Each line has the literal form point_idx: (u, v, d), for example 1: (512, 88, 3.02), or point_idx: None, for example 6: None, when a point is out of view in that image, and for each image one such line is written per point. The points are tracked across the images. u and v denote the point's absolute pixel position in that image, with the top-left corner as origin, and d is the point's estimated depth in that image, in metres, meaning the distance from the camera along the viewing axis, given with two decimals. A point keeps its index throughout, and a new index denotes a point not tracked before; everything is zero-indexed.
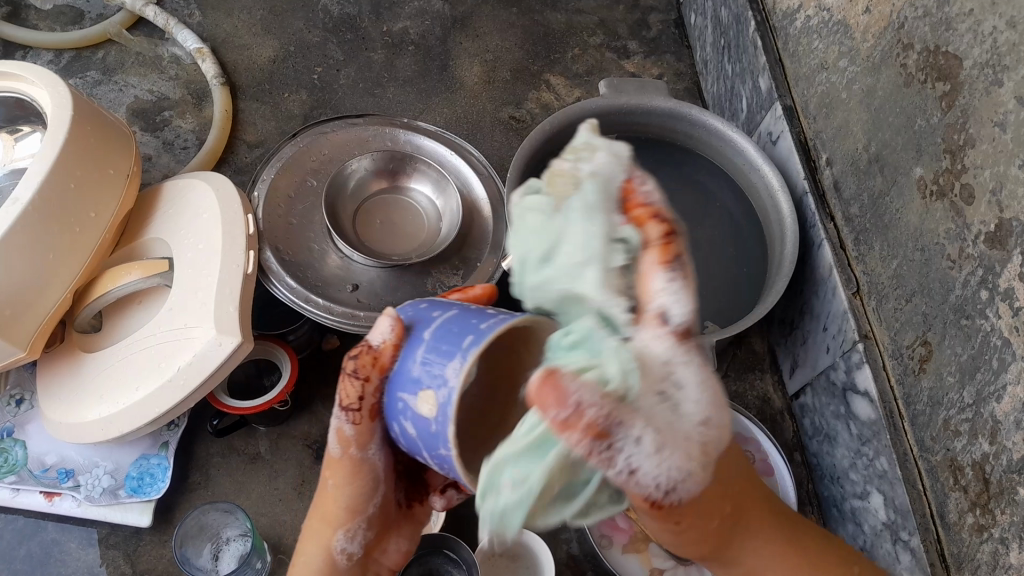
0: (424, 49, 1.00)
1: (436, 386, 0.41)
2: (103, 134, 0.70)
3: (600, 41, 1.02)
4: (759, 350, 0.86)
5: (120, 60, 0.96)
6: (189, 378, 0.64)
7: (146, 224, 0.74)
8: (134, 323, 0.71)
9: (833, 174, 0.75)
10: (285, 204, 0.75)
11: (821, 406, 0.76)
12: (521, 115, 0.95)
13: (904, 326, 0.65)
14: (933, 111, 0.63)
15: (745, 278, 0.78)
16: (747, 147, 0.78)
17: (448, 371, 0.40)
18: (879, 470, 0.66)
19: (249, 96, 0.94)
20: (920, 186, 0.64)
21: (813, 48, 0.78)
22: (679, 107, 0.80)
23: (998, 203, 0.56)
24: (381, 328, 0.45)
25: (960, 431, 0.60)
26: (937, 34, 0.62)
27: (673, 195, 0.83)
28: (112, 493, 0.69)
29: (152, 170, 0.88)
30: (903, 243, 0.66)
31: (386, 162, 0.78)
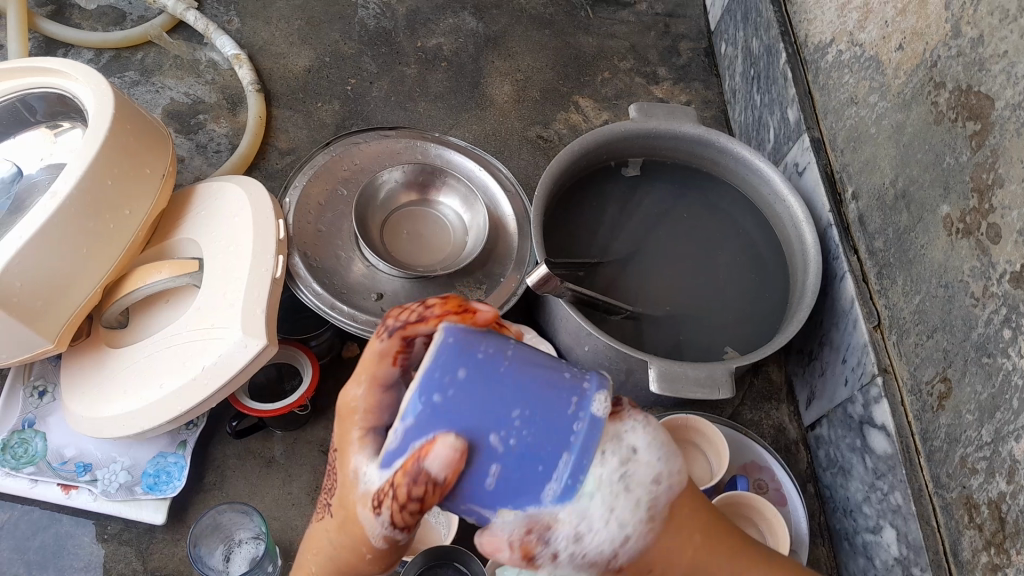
0: (456, 66, 1.01)
1: (537, 495, 0.38)
2: (142, 133, 0.72)
3: (630, 66, 1.04)
4: (776, 379, 0.86)
5: (159, 62, 0.98)
6: (212, 379, 0.65)
7: (177, 225, 0.75)
8: (159, 320, 0.71)
9: (858, 208, 0.76)
10: (314, 211, 0.76)
11: (837, 438, 0.76)
12: (549, 135, 0.96)
13: (925, 362, 0.66)
14: (962, 149, 0.63)
15: (766, 306, 0.78)
16: (774, 176, 0.78)
17: (556, 477, 0.38)
18: (894, 505, 0.66)
19: (283, 104, 0.96)
20: (946, 223, 0.64)
21: (843, 82, 0.79)
22: (708, 133, 0.81)
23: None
24: (438, 455, 0.37)
25: (977, 469, 0.60)
26: (970, 74, 0.63)
27: (696, 221, 0.84)
28: (127, 489, 0.70)
29: (184, 172, 0.90)
30: (927, 279, 0.66)
31: (416, 175, 0.78)
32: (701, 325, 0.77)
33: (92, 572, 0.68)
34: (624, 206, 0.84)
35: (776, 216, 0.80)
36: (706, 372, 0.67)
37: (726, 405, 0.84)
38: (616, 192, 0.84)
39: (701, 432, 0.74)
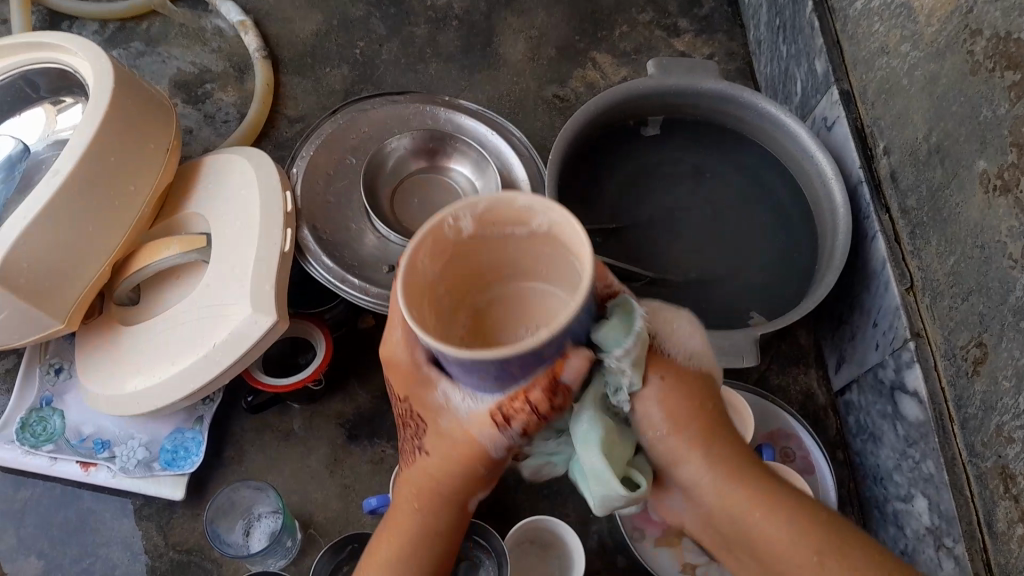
0: (468, 24, 0.98)
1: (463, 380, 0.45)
2: (145, 108, 0.70)
3: (649, 19, 0.99)
4: (804, 343, 0.83)
5: (164, 32, 0.96)
6: (223, 356, 0.64)
7: (184, 200, 0.74)
8: (170, 297, 0.71)
9: (890, 163, 0.72)
10: (322, 182, 0.75)
11: (868, 405, 0.73)
12: (565, 94, 0.93)
13: (959, 327, 0.63)
14: (1000, 102, 0.59)
15: (793, 269, 0.75)
16: (801, 133, 0.75)
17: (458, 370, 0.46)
18: (925, 474, 0.64)
19: (290, 71, 0.93)
20: (982, 180, 0.61)
21: (873, 30, 0.75)
22: (733, 89, 0.77)
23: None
24: (574, 368, 0.41)
25: (1014, 438, 0.57)
26: (1008, 19, 0.58)
27: (720, 181, 0.80)
28: (146, 466, 0.69)
29: (193, 144, 0.88)
30: (962, 239, 0.63)
31: (425, 141, 0.77)
32: (725, 290, 0.74)
33: (115, 547, 0.68)
34: (642, 167, 0.80)
35: (803, 176, 0.77)
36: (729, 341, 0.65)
37: (751, 370, 0.82)
38: (634, 152, 0.81)
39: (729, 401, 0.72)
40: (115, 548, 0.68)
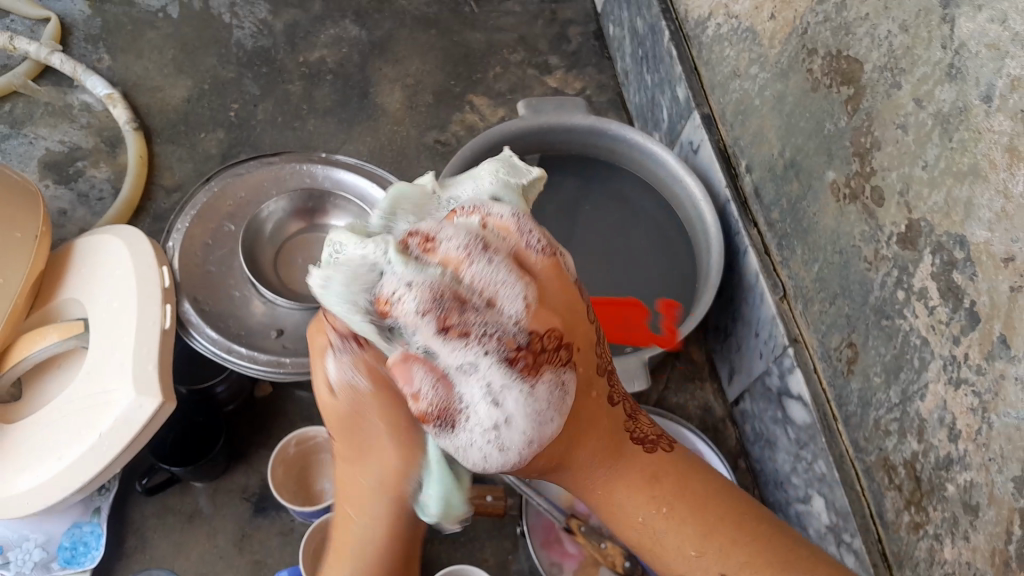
0: (342, 78, 0.99)
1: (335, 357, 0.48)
2: (6, 198, 0.69)
3: (521, 58, 1.02)
4: (698, 359, 0.86)
5: (28, 111, 0.93)
6: (114, 443, 0.62)
7: (58, 283, 0.72)
8: (51, 388, 0.68)
9: (752, 180, 0.76)
10: (201, 252, 0.74)
11: (760, 411, 0.77)
12: (445, 139, 0.95)
13: (830, 329, 0.67)
14: (840, 115, 0.64)
15: (675, 282, 0.78)
16: (668, 159, 0.78)
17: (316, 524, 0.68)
18: (819, 473, 0.68)
19: (165, 140, 0.92)
20: (834, 189, 0.65)
21: (725, 55, 0.79)
22: (598, 122, 0.80)
23: (944, 205, 0.55)
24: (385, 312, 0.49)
25: (890, 431, 0.61)
26: (838, 39, 0.64)
27: (601, 208, 0.83)
28: (43, 567, 0.66)
29: (68, 225, 0.86)
30: (823, 247, 0.67)
31: (303, 201, 0.76)
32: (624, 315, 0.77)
33: None
34: None
35: (676, 199, 0.80)
36: None
37: (650, 392, 0.84)
38: None
39: None
40: None
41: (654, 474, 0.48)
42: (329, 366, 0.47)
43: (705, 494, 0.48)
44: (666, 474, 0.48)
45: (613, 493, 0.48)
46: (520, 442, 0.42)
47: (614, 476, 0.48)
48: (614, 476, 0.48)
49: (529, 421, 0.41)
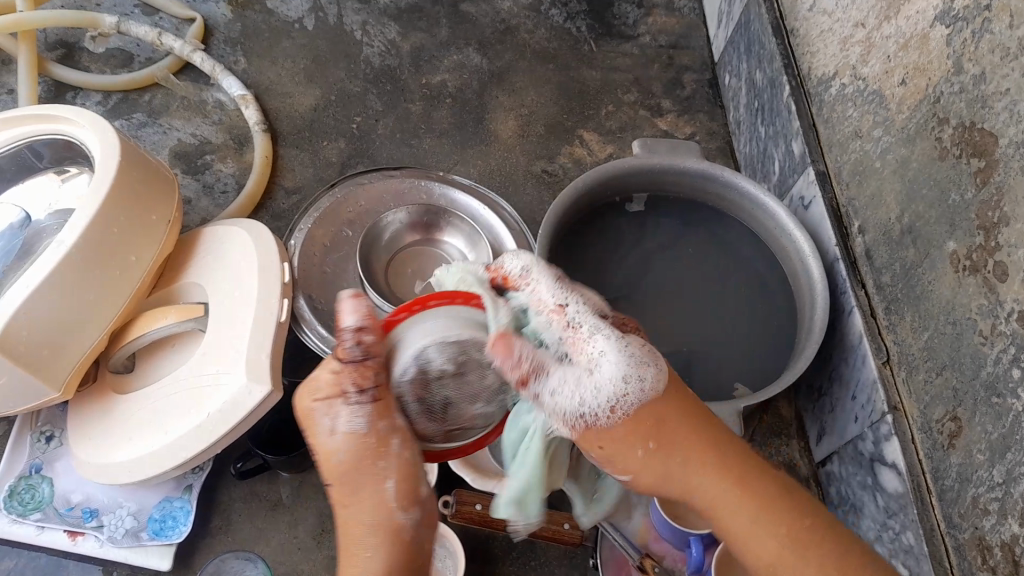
0: (460, 102, 1.02)
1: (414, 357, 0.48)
2: (148, 182, 0.73)
3: (634, 99, 1.04)
4: (786, 414, 0.86)
5: (166, 103, 0.99)
6: (219, 424, 0.65)
7: (183, 269, 0.76)
8: (165, 365, 0.72)
9: (865, 242, 0.76)
10: (319, 252, 0.78)
11: (848, 475, 0.75)
12: (553, 169, 0.97)
13: (934, 400, 0.65)
14: (968, 186, 0.63)
15: (775, 335, 0.78)
16: (779, 212, 0.78)
17: None
18: (905, 544, 0.66)
19: (289, 143, 0.96)
20: (953, 260, 0.64)
21: (847, 115, 0.79)
22: (712, 169, 0.81)
23: None
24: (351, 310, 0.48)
25: (989, 509, 0.59)
26: (973, 111, 0.63)
27: (703, 251, 0.83)
28: (134, 535, 0.69)
29: (191, 213, 0.91)
30: (935, 315, 0.66)
31: (420, 216, 0.80)
32: (720, 362, 0.76)
33: None
34: (621, 239, 0.83)
35: (783, 252, 0.79)
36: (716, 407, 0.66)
37: None
38: (616, 223, 0.83)
39: None
40: None
41: (744, 480, 0.51)
42: (394, 444, 0.49)
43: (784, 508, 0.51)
44: (750, 488, 0.51)
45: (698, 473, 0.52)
46: (619, 400, 0.50)
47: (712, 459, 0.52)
48: (705, 453, 0.52)
49: (632, 372, 0.50)
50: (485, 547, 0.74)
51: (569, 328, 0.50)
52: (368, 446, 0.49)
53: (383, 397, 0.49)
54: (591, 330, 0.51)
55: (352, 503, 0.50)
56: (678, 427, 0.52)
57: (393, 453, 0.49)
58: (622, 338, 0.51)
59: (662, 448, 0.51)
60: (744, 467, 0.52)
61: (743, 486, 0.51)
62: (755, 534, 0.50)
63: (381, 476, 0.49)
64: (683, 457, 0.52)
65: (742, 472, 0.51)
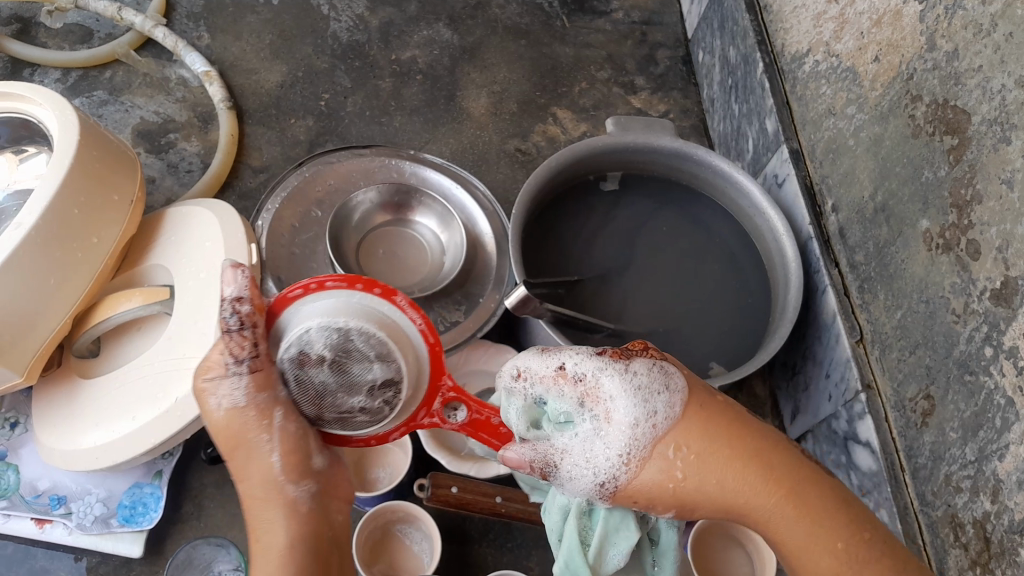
0: (431, 79, 1.00)
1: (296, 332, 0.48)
2: (110, 161, 0.71)
3: (607, 76, 1.03)
4: (760, 393, 0.86)
5: (127, 80, 0.96)
6: (188, 409, 0.64)
7: (148, 250, 0.74)
8: (132, 349, 0.70)
9: (838, 220, 0.76)
10: (289, 233, 0.77)
11: (821, 453, 0.76)
12: (526, 147, 0.96)
13: (908, 378, 0.65)
14: (940, 164, 0.63)
15: (749, 314, 0.77)
16: (753, 191, 0.78)
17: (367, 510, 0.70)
18: (879, 522, 0.66)
19: (255, 121, 0.94)
20: (926, 238, 0.65)
21: (821, 93, 0.79)
22: (687, 147, 0.80)
23: None
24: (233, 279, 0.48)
25: (962, 487, 0.59)
26: (946, 89, 0.63)
27: (677, 230, 0.83)
28: (103, 522, 0.68)
29: (155, 193, 0.89)
30: (908, 294, 0.66)
31: (391, 196, 0.79)
32: (695, 342, 0.76)
33: None
34: (594, 217, 0.82)
35: (757, 231, 0.79)
36: None
37: None
38: (589, 202, 0.83)
39: None
40: None
41: (804, 480, 0.49)
42: (277, 420, 0.51)
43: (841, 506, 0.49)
44: (812, 488, 0.48)
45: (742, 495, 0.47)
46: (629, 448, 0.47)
47: (755, 479, 0.48)
48: (747, 476, 0.48)
49: (648, 407, 0.47)
50: (462, 530, 0.74)
51: (580, 390, 0.49)
52: (252, 417, 0.51)
53: (266, 369, 0.50)
54: (597, 373, 0.49)
55: (254, 484, 0.52)
56: (728, 433, 0.49)
57: (276, 427, 0.51)
58: (628, 371, 0.48)
59: (699, 453, 0.47)
60: (800, 478, 0.48)
61: (807, 492, 0.48)
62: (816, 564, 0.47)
63: (268, 450, 0.51)
64: (735, 465, 0.48)
65: (806, 473, 0.49)
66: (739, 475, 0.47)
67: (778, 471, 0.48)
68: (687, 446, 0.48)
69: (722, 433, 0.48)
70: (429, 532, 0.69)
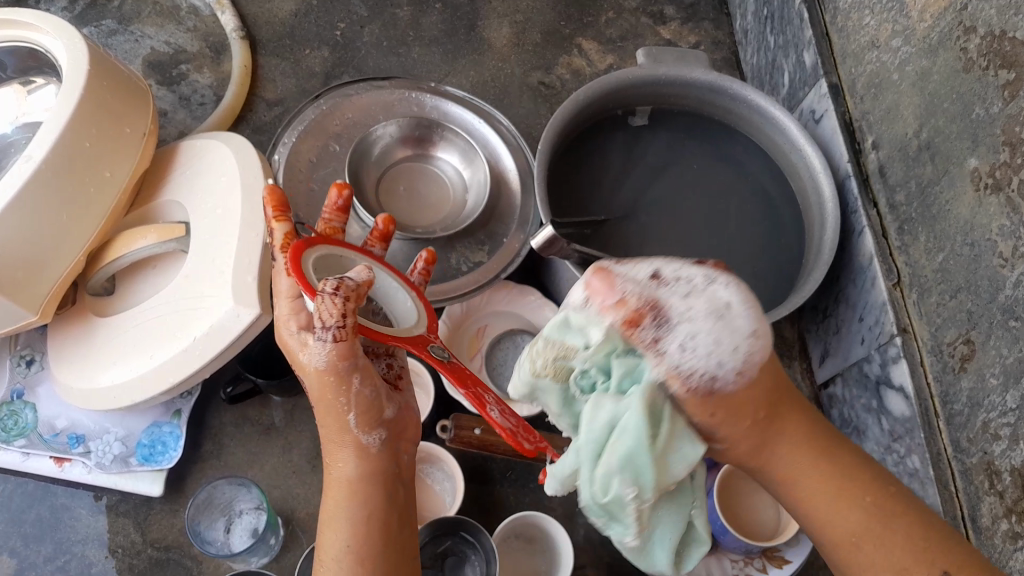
0: (451, 8, 0.96)
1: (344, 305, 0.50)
2: (120, 91, 0.68)
3: (635, 5, 0.98)
4: (788, 336, 0.84)
5: (136, 9, 0.92)
6: (205, 350, 0.62)
7: (160, 186, 0.72)
8: (148, 288, 0.69)
9: (878, 158, 0.72)
10: (305, 168, 0.74)
11: (851, 397, 0.74)
12: (550, 81, 0.92)
13: (947, 323, 0.63)
14: (994, 100, 0.60)
15: (781, 256, 0.75)
16: (790, 127, 0.74)
17: None
18: (910, 468, 0.65)
19: (269, 52, 0.91)
20: (974, 178, 0.61)
21: (864, 24, 0.74)
22: (720, 80, 0.76)
23: None
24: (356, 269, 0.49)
25: (1001, 435, 0.57)
26: (1004, 18, 0.58)
27: (708, 168, 0.80)
28: (123, 461, 0.67)
29: (167, 127, 0.86)
30: (951, 236, 0.63)
31: (412, 130, 0.76)
32: None
33: (91, 545, 0.67)
34: (622, 154, 0.79)
35: (792, 169, 0.76)
36: None
37: None
38: (617, 138, 0.80)
39: None
40: (92, 546, 0.67)
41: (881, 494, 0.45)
42: (354, 384, 0.52)
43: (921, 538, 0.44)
44: (887, 511, 0.44)
45: (803, 462, 0.45)
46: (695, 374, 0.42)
47: (799, 443, 0.45)
48: (795, 442, 0.45)
49: (728, 356, 0.42)
50: (484, 471, 0.73)
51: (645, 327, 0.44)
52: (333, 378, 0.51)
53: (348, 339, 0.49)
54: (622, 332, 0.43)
55: (326, 429, 0.54)
56: (808, 419, 0.46)
57: (354, 390, 0.52)
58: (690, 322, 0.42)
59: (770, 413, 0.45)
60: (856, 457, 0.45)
61: (871, 506, 0.44)
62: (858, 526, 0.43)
63: (344, 411, 0.52)
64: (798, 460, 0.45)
65: (877, 487, 0.45)
66: (790, 440, 0.45)
67: (819, 437, 0.46)
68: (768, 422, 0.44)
69: (789, 402, 0.46)
70: (452, 474, 0.69)
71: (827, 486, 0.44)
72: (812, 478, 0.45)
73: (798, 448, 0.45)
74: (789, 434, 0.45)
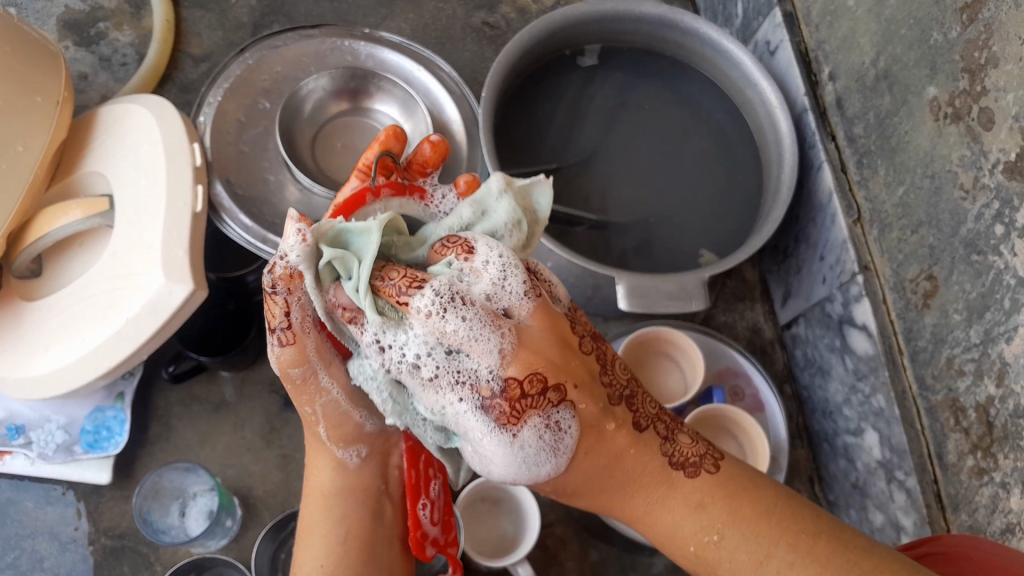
0: None
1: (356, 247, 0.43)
2: (26, 57, 0.63)
3: None
4: (750, 278, 0.83)
5: None
6: (140, 330, 0.59)
7: (81, 157, 0.67)
8: (78, 267, 0.65)
9: (835, 90, 0.70)
10: (235, 130, 0.70)
11: (814, 338, 0.73)
12: (494, 21, 0.87)
13: (908, 259, 0.62)
14: (952, 24, 0.57)
15: (738, 197, 0.73)
16: (744, 60, 0.71)
17: None
18: (876, 408, 0.64)
19: (192, 3, 0.85)
20: (933, 107, 0.59)
21: None
22: (672, 14, 0.72)
23: None
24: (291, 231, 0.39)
25: (965, 371, 0.57)
26: None
27: (658, 107, 0.77)
28: (66, 450, 0.64)
29: (88, 91, 0.81)
30: (911, 168, 0.61)
31: (346, 82, 0.72)
32: (683, 230, 0.72)
33: (41, 539, 0.65)
34: (571, 97, 0.76)
35: (748, 104, 0.73)
36: (677, 284, 0.62)
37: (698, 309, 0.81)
38: (565, 80, 0.76)
39: (677, 344, 0.72)
40: (42, 538, 0.65)
41: (701, 499, 0.41)
42: (324, 379, 0.46)
43: (775, 504, 0.41)
44: (717, 500, 0.41)
45: (652, 512, 0.42)
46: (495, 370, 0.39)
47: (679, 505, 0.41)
48: (666, 501, 0.42)
49: (539, 464, 0.40)
50: None
51: (444, 371, 0.39)
52: (296, 379, 0.45)
53: (300, 343, 0.43)
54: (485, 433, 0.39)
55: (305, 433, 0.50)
56: (617, 458, 0.42)
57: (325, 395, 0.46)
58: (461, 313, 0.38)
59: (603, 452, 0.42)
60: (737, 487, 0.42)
61: (705, 509, 0.41)
62: (697, 536, 0.41)
63: (314, 422, 0.48)
64: (641, 499, 0.42)
65: (716, 486, 0.42)
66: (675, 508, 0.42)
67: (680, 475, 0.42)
68: (614, 459, 0.42)
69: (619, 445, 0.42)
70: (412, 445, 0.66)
71: (675, 509, 0.42)
72: (665, 512, 0.42)
73: (687, 510, 0.41)
74: (637, 494, 0.42)
